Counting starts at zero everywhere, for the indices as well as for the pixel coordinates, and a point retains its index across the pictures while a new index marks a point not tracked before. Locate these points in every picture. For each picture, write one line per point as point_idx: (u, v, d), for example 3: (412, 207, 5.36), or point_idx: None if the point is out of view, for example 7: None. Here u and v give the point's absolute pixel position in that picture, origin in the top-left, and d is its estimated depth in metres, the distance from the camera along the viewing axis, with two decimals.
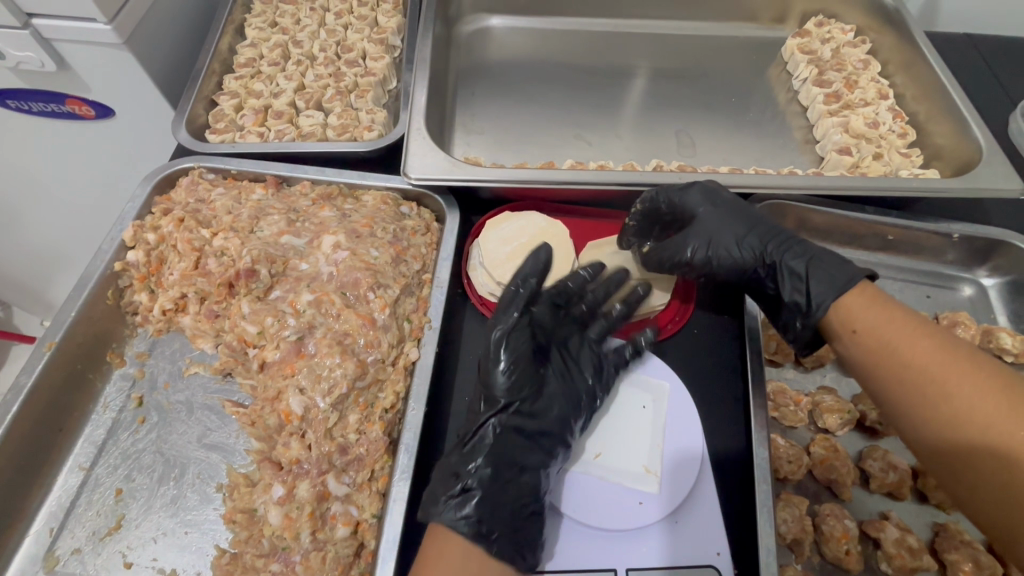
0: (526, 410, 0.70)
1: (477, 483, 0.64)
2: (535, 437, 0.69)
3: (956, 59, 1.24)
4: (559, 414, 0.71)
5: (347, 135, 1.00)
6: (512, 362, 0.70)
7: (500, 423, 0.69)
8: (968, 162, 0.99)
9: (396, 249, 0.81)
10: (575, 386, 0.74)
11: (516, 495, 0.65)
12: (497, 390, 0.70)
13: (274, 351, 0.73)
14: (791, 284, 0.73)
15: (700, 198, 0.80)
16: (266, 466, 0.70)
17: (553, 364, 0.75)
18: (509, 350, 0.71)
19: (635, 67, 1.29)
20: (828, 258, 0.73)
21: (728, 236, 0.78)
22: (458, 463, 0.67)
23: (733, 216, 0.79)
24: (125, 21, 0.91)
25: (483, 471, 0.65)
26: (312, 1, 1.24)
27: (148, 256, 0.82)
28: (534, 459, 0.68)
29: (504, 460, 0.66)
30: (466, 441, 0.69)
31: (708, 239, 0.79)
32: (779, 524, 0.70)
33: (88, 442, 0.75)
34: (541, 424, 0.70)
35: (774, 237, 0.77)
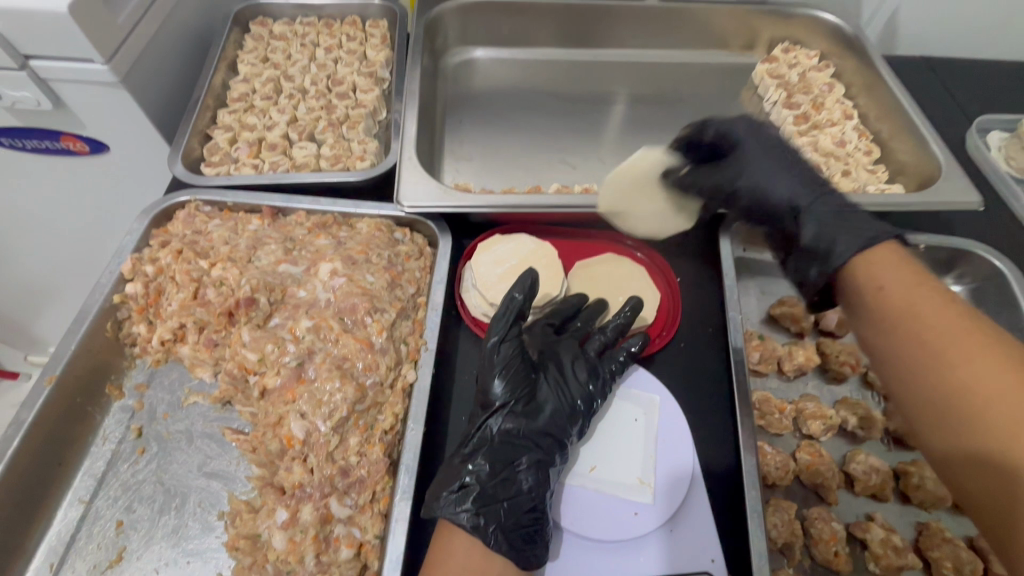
0: (522, 414, 0.73)
1: (476, 479, 0.67)
2: (532, 438, 0.72)
3: (915, 80, 1.32)
4: (553, 416, 0.74)
5: (340, 165, 1.03)
6: (504, 366, 0.74)
7: (497, 427, 0.72)
8: (929, 176, 1.05)
9: (391, 274, 0.84)
10: (569, 389, 0.77)
11: (512, 493, 0.67)
12: (493, 395, 0.73)
13: (274, 378, 0.74)
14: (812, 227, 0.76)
15: (747, 141, 0.86)
16: (268, 492, 0.71)
17: (546, 368, 0.79)
18: (501, 356, 0.75)
19: (614, 94, 1.35)
20: (858, 217, 0.76)
21: (764, 174, 0.83)
22: (459, 463, 0.69)
23: (771, 162, 0.83)
24: (121, 61, 0.94)
25: (480, 468, 0.68)
26: (302, 38, 1.28)
27: (147, 288, 0.84)
28: (531, 461, 0.70)
29: (502, 460, 0.69)
30: (467, 442, 0.72)
31: (742, 174, 0.84)
32: (770, 529, 0.73)
33: (88, 475, 0.75)
34: (536, 425, 0.73)
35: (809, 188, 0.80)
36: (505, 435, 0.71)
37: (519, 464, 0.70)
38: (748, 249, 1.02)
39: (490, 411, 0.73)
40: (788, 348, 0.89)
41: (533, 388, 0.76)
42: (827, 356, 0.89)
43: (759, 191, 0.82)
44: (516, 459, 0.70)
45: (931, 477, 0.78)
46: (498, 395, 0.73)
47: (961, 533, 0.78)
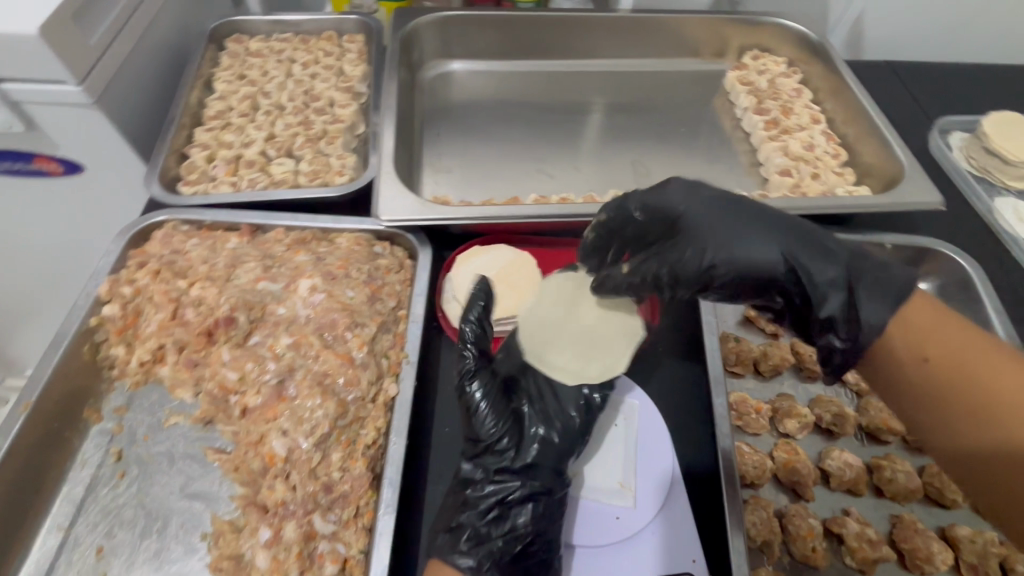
0: (511, 449, 0.73)
1: (467, 521, 0.68)
2: (520, 472, 0.72)
3: (878, 84, 1.37)
4: (543, 450, 0.73)
5: (319, 180, 1.04)
6: (487, 402, 0.74)
7: (485, 464, 0.72)
8: (894, 178, 1.09)
9: (371, 288, 0.85)
10: (555, 417, 0.76)
11: (505, 530, 0.69)
12: (480, 433, 0.73)
13: (255, 397, 0.75)
14: (829, 293, 0.64)
15: (691, 209, 0.69)
16: (251, 511, 0.70)
17: (530, 397, 0.78)
18: (484, 389, 0.75)
19: (591, 104, 1.37)
20: (868, 272, 0.64)
21: (724, 242, 0.66)
22: (451, 503, 0.71)
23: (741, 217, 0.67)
24: (95, 82, 0.93)
25: (473, 509, 0.69)
26: (278, 54, 1.28)
27: (124, 309, 0.84)
28: (522, 496, 0.70)
29: (494, 497, 0.70)
30: (458, 479, 0.73)
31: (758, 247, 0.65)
32: (749, 526, 0.75)
33: (67, 501, 0.74)
34: (523, 458, 0.73)
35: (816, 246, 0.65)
36: (495, 472, 0.71)
37: (511, 498, 0.70)
38: None
39: (478, 449, 0.73)
40: (763, 349, 0.91)
41: (517, 422, 0.76)
42: (803, 355, 0.91)
43: (816, 273, 0.64)
44: (506, 496, 0.70)
45: (902, 470, 0.80)
46: (485, 430, 0.73)
47: (933, 525, 0.80)
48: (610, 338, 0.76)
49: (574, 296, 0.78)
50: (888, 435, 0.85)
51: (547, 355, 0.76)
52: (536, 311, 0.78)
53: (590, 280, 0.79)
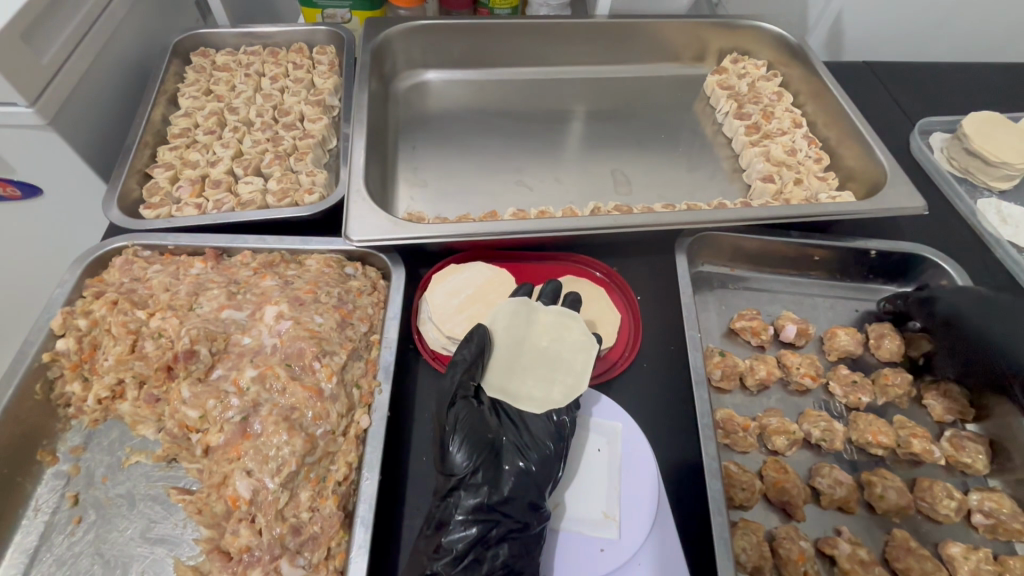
0: (487, 482, 0.69)
1: (443, 567, 0.64)
2: (496, 508, 0.68)
3: (859, 85, 1.35)
4: (520, 481, 0.70)
5: (288, 199, 1.00)
6: (457, 434, 0.70)
7: (458, 502, 0.68)
8: (876, 183, 1.07)
9: (341, 313, 0.81)
10: (529, 447, 0.73)
11: (483, 572, 0.65)
12: (453, 467, 0.69)
13: (217, 435, 0.70)
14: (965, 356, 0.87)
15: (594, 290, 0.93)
16: (215, 558, 0.67)
17: (506, 428, 0.75)
18: (454, 421, 0.71)
19: (571, 111, 1.35)
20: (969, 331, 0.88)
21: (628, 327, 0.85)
22: (425, 548, 0.67)
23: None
24: (48, 102, 0.89)
25: (446, 554, 0.65)
26: (246, 67, 1.24)
27: (80, 343, 0.79)
28: (500, 534, 0.67)
29: (469, 538, 0.66)
30: (431, 521, 0.69)
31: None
32: (739, 553, 0.72)
33: (19, 552, 0.70)
34: (498, 493, 0.69)
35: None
36: (470, 511, 0.67)
37: (488, 538, 0.67)
38: (707, 263, 1.03)
39: (451, 486, 0.69)
40: (749, 362, 0.89)
41: (493, 453, 0.71)
42: (790, 368, 0.89)
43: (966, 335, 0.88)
44: (483, 536, 0.67)
45: (893, 486, 0.78)
46: (458, 465, 0.69)
47: (925, 541, 0.78)
48: (566, 355, 0.81)
49: (527, 324, 0.84)
50: (878, 448, 0.83)
51: (511, 387, 0.79)
52: (495, 345, 0.82)
53: (538, 309, 0.85)
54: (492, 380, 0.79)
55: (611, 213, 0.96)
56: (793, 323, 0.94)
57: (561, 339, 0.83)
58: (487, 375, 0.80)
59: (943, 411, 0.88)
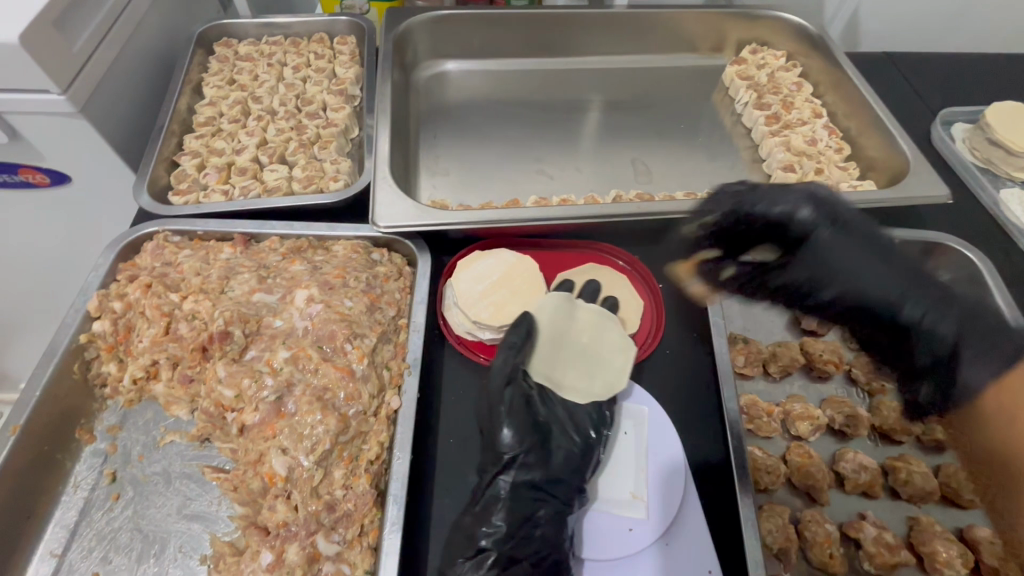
0: (534, 464, 0.71)
1: (492, 543, 0.66)
2: (546, 487, 0.70)
3: (879, 75, 1.35)
4: (566, 461, 0.73)
5: (314, 186, 1.01)
6: (510, 415, 0.73)
7: (509, 481, 0.70)
8: (899, 172, 1.07)
9: (370, 297, 0.82)
10: (575, 430, 0.75)
11: (532, 549, 0.67)
12: (502, 447, 0.71)
13: (252, 414, 0.72)
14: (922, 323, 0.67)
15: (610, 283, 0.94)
16: (253, 533, 0.68)
17: (552, 412, 0.77)
18: (507, 404, 0.73)
19: (588, 101, 1.35)
20: (976, 321, 0.68)
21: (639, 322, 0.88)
22: (472, 525, 0.68)
23: (878, 249, 0.68)
24: (79, 90, 0.90)
25: (497, 531, 0.67)
26: (268, 57, 1.25)
27: (115, 325, 0.81)
28: (549, 512, 0.69)
29: (517, 516, 0.68)
30: (478, 500, 0.70)
31: (867, 225, 0.69)
32: (765, 534, 0.73)
33: (60, 526, 0.72)
34: (549, 473, 0.71)
35: (933, 288, 0.67)
36: (520, 490, 0.70)
37: (537, 517, 0.69)
38: None
39: (501, 465, 0.70)
40: (772, 349, 0.90)
41: (542, 435, 0.74)
42: (812, 354, 0.89)
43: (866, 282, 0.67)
44: (531, 513, 0.69)
45: (918, 472, 0.79)
46: (508, 445, 0.71)
47: (950, 527, 0.79)
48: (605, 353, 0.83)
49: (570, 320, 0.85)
50: (902, 434, 0.84)
51: (554, 375, 0.81)
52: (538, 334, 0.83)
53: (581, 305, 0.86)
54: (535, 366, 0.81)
55: (634, 201, 0.97)
56: None
57: (603, 338, 0.84)
58: (531, 362, 0.81)
59: None
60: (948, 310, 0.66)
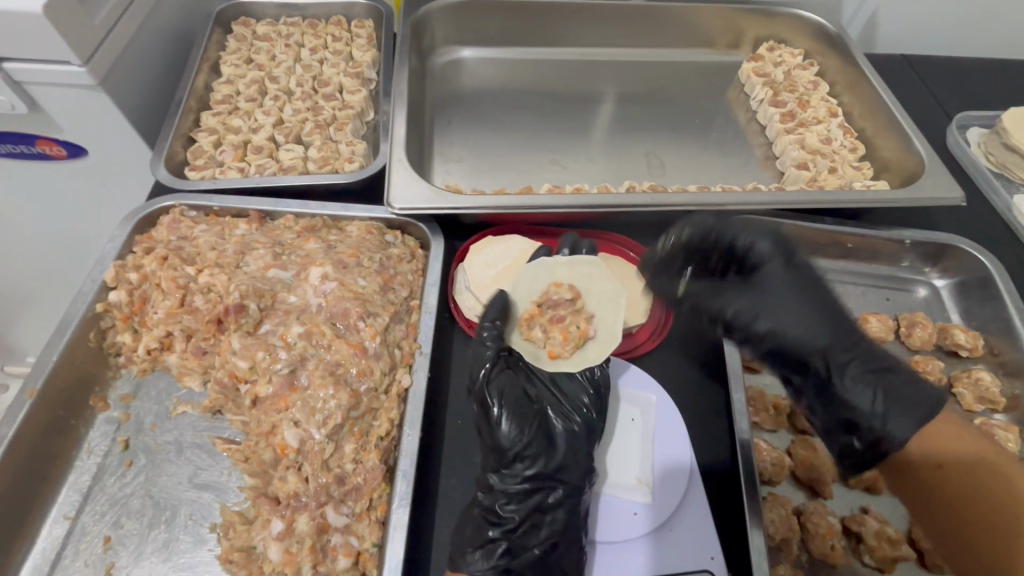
0: (535, 453, 0.72)
1: (501, 533, 0.67)
2: (551, 475, 0.71)
3: (895, 77, 1.34)
4: (569, 448, 0.73)
5: (329, 167, 1.02)
6: (506, 409, 0.74)
7: (513, 473, 0.71)
8: (913, 173, 1.07)
9: (383, 277, 0.83)
10: (571, 414, 0.77)
11: (542, 537, 0.68)
12: (502, 439, 0.72)
13: (266, 386, 0.73)
14: (852, 390, 0.66)
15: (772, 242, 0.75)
16: (262, 503, 0.69)
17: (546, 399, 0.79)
18: (500, 396, 0.75)
19: (601, 93, 1.34)
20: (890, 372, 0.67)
21: (779, 292, 0.72)
22: (481, 515, 0.69)
23: (819, 305, 0.72)
24: (100, 63, 0.90)
25: (508, 521, 0.68)
26: (285, 38, 1.25)
27: (131, 295, 0.82)
28: (556, 499, 0.70)
29: (524, 506, 0.69)
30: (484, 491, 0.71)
31: (775, 287, 0.73)
32: (768, 525, 0.74)
33: (73, 490, 0.73)
34: (553, 460, 0.72)
35: (849, 339, 0.70)
36: (525, 480, 0.70)
37: (543, 506, 0.69)
38: None
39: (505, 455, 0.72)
40: None
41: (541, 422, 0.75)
42: None
43: (814, 353, 0.69)
44: (538, 502, 0.69)
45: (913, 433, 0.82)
46: (506, 436, 0.72)
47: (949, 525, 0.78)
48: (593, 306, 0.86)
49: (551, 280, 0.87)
50: None
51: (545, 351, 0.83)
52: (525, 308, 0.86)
53: (557, 263, 0.88)
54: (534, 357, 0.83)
55: (648, 192, 0.97)
56: None
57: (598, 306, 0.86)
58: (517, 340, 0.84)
59: (973, 400, 0.88)
60: (851, 353, 0.68)
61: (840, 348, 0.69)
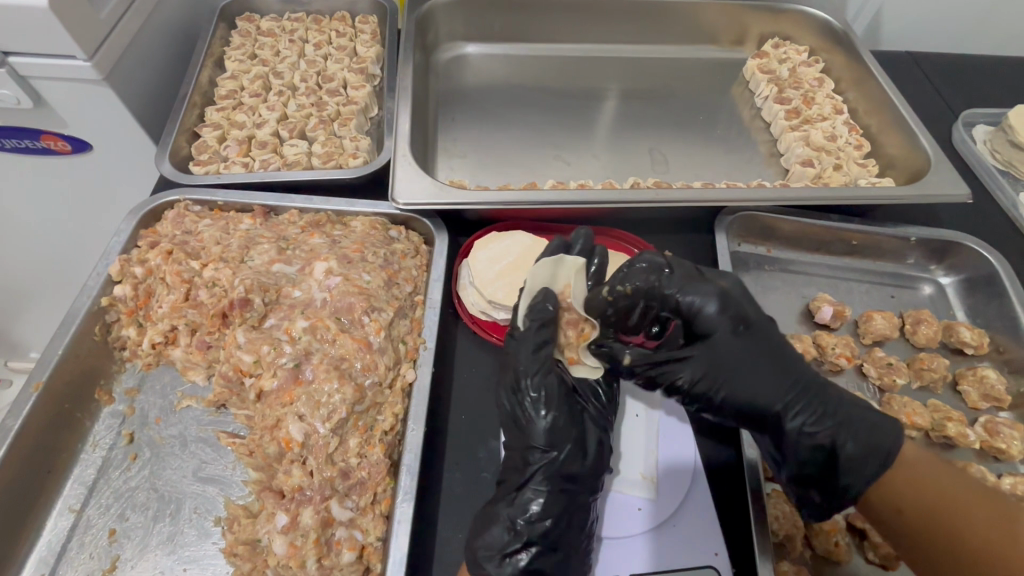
0: (573, 454, 0.71)
1: (534, 533, 0.66)
2: (585, 476, 0.70)
3: (901, 75, 1.34)
4: (600, 450, 0.73)
5: (333, 162, 1.02)
6: (550, 405, 0.72)
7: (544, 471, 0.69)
8: (919, 170, 1.06)
9: (388, 272, 0.83)
10: (599, 415, 0.76)
11: (574, 537, 0.67)
12: (537, 436, 0.71)
13: (271, 380, 0.73)
14: (807, 442, 0.69)
15: (716, 298, 0.71)
16: (267, 496, 0.70)
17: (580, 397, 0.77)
18: (541, 394, 0.72)
19: (605, 90, 1.34)
20: (838, 407, 0.70)
21: (726, 357, 0.71)
22: (509, 515, 0.67)
23: (763, 359, 0.71)
24: (105, 58, 0.90)
25: (540, 520, 0.67)
26: (290, 34, 1.25)
27: (136, 290, 0.82)
28: (586, 499, 0.69)
29: (558, 506, 0.68)
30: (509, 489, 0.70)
31: (722, 350, 0.71)
32: (772, 521, 0.74)
33: (78, 483, 0.73)
34: (589, 461, 0.71)
35: (797, 386, 0.71)
36: (558, 480, 0.69)
37: (574, 505, 0.68)
38: (742, 244, 1.03)
39: (534, 451, 0.71)
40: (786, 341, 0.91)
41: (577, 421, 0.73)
42: (825, 348, 0.91)
43: (766, 411, 0.71)
44: (570, 502, 0.68)
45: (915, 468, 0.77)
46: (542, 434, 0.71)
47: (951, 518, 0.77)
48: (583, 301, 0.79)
49: (563, 281, 0.80)
50: (912, 430, 0.84)
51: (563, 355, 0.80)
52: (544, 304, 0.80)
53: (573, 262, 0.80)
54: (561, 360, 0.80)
55: (652, 188, 0.97)
56: (830, 304, 0.95)
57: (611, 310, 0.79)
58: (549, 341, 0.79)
59: (978, 398, 0.88)
60: (803, 408, 0.70)
61: (789, 407, 0.70)
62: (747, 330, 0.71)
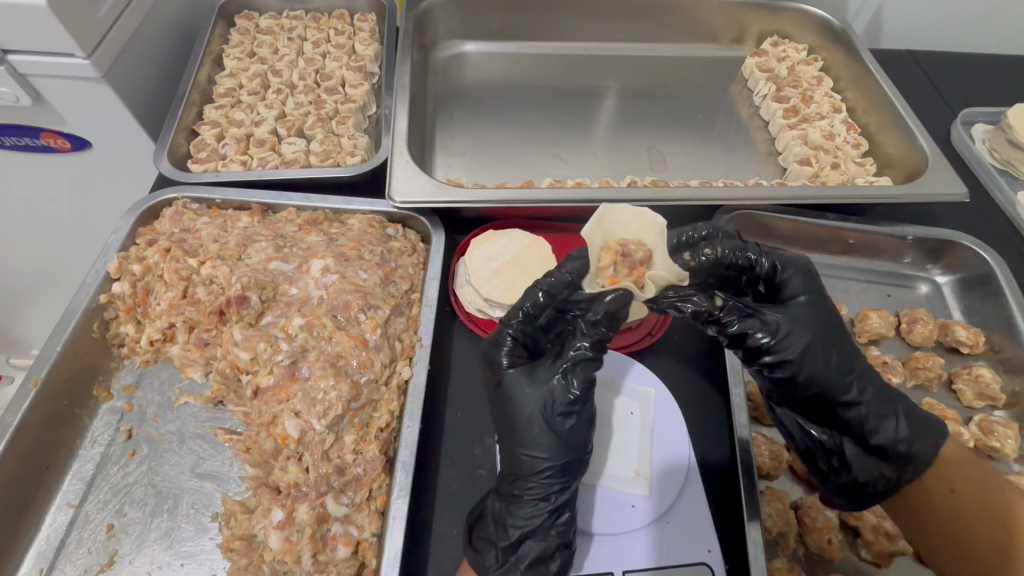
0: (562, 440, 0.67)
1: (520, 531, 0.64)
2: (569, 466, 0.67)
3: (900, 73, 1.33)
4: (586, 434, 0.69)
5: (331, 160, 1.02)
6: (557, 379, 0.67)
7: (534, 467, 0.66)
8: (916, 169, 1.06)
9: (384, 271, 0.83)
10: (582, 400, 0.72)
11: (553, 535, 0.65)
12: (530, 430, 0.67)
13: (267, 377, 0.74)
14: (876, 424, 0.67)
15: (806, 279, 0.71)
16: (264, 492, 0.70)
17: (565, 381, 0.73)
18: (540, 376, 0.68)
19: (603, 88, 1.34)
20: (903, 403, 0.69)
21: (814, 329, 0.68)
22: (501, 513, 0.66)
23: (845, 341, 0.69)
24: (103, 55, 0.90)
25: (528, 522, 0.64)
26: (288, 31, 1.26)
27: (134, 287, 0.83)
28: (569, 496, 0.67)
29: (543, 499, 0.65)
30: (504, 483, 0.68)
31: (811, 320, 0.68)
32: (765, 518, 0.74)
33: (76, 479, 0.74)
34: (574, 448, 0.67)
35: (871, 372, 0.69)
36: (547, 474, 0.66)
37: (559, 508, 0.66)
38: None
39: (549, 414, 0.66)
40: None
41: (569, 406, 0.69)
42: None
43: (842, 385, 0.67)
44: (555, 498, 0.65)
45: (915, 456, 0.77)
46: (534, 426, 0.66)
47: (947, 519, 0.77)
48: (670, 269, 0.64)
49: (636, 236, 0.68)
50: None
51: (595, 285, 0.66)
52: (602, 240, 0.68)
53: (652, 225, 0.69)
54: (589, 256, 0.68)
55: (649, 187, 0.97)
56: None
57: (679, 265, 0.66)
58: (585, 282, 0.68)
59: (973, 396, 0.88)
60: (872, 377, 0.69)
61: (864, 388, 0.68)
62: (832, 312, 0.71)
